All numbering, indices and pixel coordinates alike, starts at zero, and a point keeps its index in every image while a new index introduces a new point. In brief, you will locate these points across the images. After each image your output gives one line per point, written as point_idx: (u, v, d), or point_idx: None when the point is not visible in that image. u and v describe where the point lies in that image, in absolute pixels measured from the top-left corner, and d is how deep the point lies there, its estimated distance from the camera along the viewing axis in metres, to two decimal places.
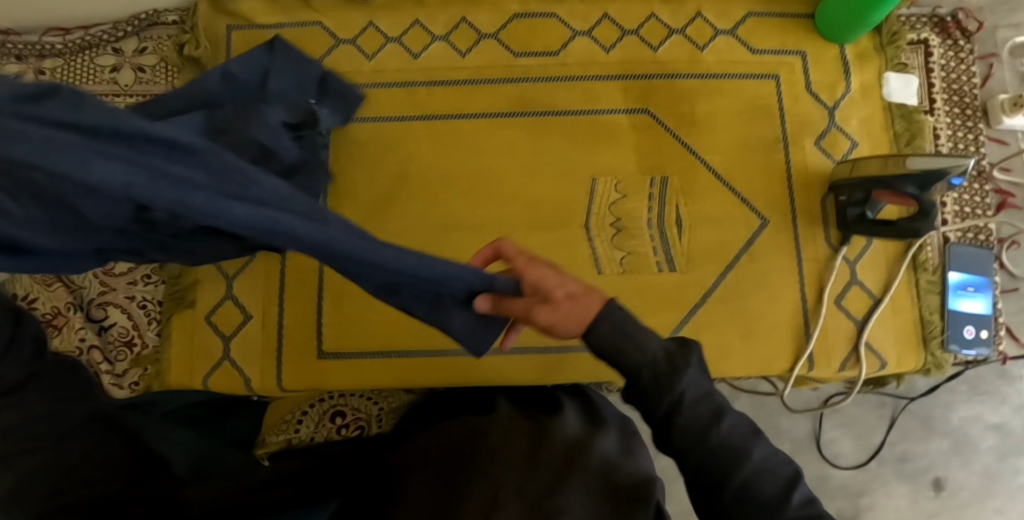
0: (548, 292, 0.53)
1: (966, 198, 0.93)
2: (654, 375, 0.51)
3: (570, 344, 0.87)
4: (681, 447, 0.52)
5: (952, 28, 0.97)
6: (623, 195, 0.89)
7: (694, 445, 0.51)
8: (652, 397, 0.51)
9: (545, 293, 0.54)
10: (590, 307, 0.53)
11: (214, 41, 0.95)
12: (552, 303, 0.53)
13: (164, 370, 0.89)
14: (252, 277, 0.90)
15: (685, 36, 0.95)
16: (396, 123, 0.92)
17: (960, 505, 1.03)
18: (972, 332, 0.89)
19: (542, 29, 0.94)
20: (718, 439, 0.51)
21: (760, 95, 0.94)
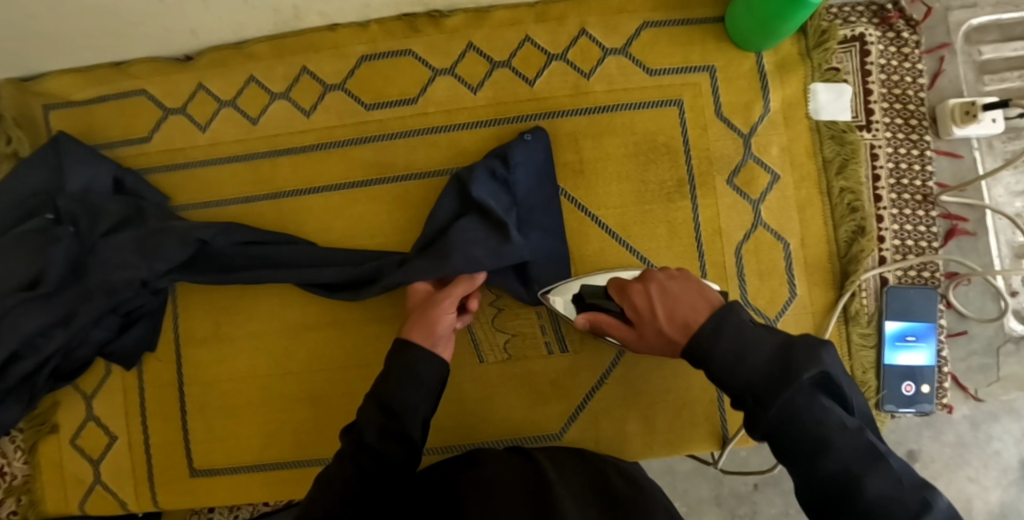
0: (649, 333, 0.62)
1: (909, 229, 0.80)
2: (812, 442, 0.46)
3: (455, 445, 0.78)
4: (790, 443, 0.48)
5: (893, 19, 0.81)
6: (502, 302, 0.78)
7: (800, 443, 0.47)
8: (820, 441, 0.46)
9: (656, 335, 0.61)
10: (710, 306, 0.57)
11: (32, 128, 0.84)
12: (668, 334, 0.59)
13: (38, 499, 0.82)
14: (112, 393, 0.82)
15: (568, 62, 0.80)
16: (240, 205, 0.82)
17: (932, 476, 0.83)
18: (911, 388, 0.78)
19: (397, 72, 0.80)
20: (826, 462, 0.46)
21: (658, 128, 0.80)
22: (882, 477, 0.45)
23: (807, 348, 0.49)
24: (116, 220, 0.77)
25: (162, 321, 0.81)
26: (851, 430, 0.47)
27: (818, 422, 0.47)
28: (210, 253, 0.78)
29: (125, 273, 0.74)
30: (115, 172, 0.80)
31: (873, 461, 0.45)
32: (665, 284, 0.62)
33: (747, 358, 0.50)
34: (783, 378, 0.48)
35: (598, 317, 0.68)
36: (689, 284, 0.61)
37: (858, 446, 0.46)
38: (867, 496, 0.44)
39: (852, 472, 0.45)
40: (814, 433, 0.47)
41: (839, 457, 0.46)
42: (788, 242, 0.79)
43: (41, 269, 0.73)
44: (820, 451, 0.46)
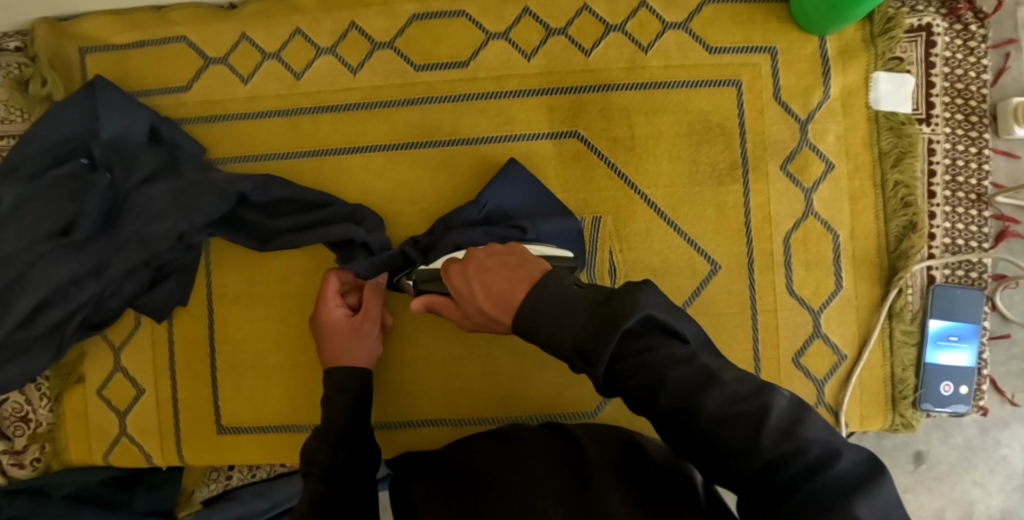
0: (472, 311, 0.59)
1: (960, 228, 0.78)
2: (649, 386, 0.43)
3: (489, 418, 0.77)
4: (635, 395, 0.44)
5: (962, 11, 0.79)
6: None
7: (645, 393, 0.44)
8: (656, 384, 0.43)
9: (479, 311, 0.59)
10: (525, 282, 0.53)
11: (67, 71, 0.81)
12: (488, 311, 0.56)
13: (63, 449, 0.81)
14: (142, 345, 0.81)
15: (626, 34, 0.78)
16: (279, 161, 0.79)
17: (939, 478, 0.83)
18: (950, 388, 0.77)
19: (447, 34, 0.78)
20: (668, 401, 0.43)
21: (713, 108, 0.78)
22: (720, 395, 0.42)
23: (624, 297, 0.44)
24: (150, 169, 0.75)
25: (193, 277, 0.79)
26: (682, 358, 0.44)
27: (650, 364, 0.43)
28: (248, 208, 0.76)
29: (160, 227, 0.72)
30: (152, 120, 0.78)
31: (708, 382, 0.42)
32: (482, 260, 0.59)
33: (570, 326, 0.46)
34: (605, 336, 0.43)
35: (431, 298, 0.66)
36: (510, 258, 0.58)
37: (692, 370, 0.43)
38: (711, 420, 0.42)
39: (692, 399, 0.42)
40: (646, 376, 0.43)
41: (678, 389, 0.43)
42: (837, 234, 0.78)
43: (72, 218, 0.72)
44: (661, 391, 0.43)
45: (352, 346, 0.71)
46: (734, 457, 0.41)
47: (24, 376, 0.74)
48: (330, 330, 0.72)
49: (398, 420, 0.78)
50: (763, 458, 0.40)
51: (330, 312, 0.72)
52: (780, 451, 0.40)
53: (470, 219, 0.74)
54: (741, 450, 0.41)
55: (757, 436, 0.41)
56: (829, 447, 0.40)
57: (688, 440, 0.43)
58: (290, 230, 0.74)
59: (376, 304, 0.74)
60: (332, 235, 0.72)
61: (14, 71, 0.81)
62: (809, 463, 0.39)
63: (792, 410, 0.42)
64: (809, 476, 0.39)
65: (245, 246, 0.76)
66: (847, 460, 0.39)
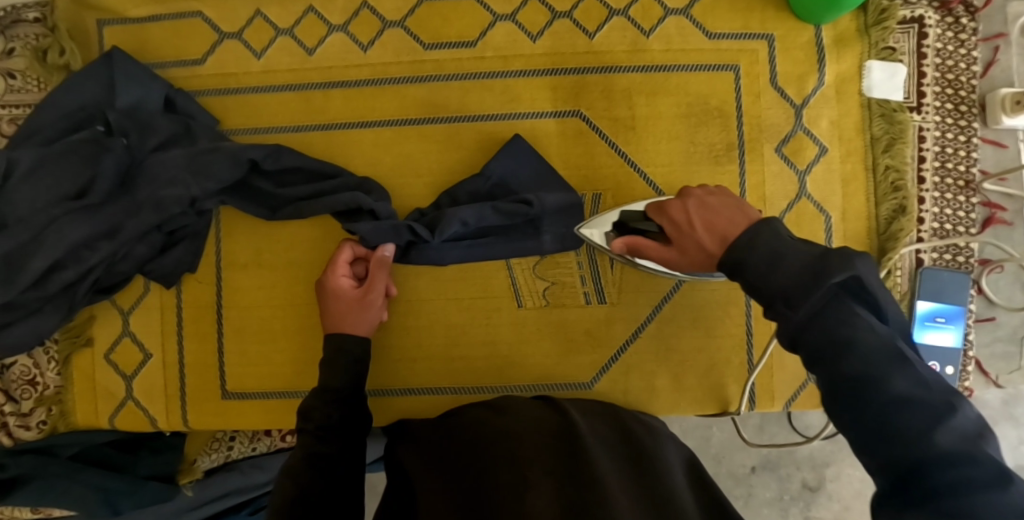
0: (687, 247, 0.58)
1: (948, 213, 0.81)
2: (836, 345, 0.43)
3: (488, 386, 0.80)
4: (813, 351, 0.44)
5: (953, 4, 0.81)
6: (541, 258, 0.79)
7: (829, 352, 0.43)
8: (842, 346, 0.43)
9: (690, 249, 0.59)
10: (749, 219, 0.55)
11: (85, 42, 0.83)
12: (703, 246, 0.56)
13: (69, 410, 0.83)
14: (150, 310, 0.83)
15: (628, 18, 0.81)
16: (290, 134, 0.82)
17: None
18: (936, 368, 0.79)
19: (456, 14, 0.81)
20: (848, 366, 0.43)
21: (712, 91, 0.80)
22: (906, 377, 0.42)
23: (840, 255, 0.44)
24: (165, 138, 0.78)
25: (203, 244, 0.81)
26: (881, 334, 0.43)
27: (846, 325, 0.43)
28: (260, 178, 0.78)
29: (172, 192, 0.74)
30: (166, 91, 0.80)
31: (900, 363, 0.42)
32: (703, 198, 0.60)
33: (776, 271, 0.46)
34: (811, 287, 0.43)
35: (631, 238, 0.67)
36: (730, 199, 0.59)
37: (884, 347, 0.42)
38: (888, 397, 0.41)
39: (875, 372, 0.42)
40: (839, 334, 0.43)
41: (865, 360, 0.42)
42: (829, 215, 0.80)
43: (89, 181, 0.74)
44: (840, 354, 0.43)
45: (351, 315, 0.72)
46: (895, 439, 0.40)
47: (34, 336, 0.76)
48: (335, 297, 0.73)
49: (398, 387, 0.80)
50: (933, 453, 0.39)
51: (337, 281, 0.74)
52: (951, 451, 0.39)
53: (474, 192, 0.78)
54: (907, 436, 0.40)
55: (933, 428, 0.39)
56: (1005, 472, 0.37)
57: (853, 413, 0.43)
58: (299, 197, 0.77)
59: (381, 278, 0.74)
60: (338, 205, 0.75)
61: (34, 41, 0.83)
62: (976, 475, 0.37)
63: (976, 425, 0.40)
64: (973, 483, 0.37)
65: (255, 214, 0.78)
66: (1021, 487, 0.37)
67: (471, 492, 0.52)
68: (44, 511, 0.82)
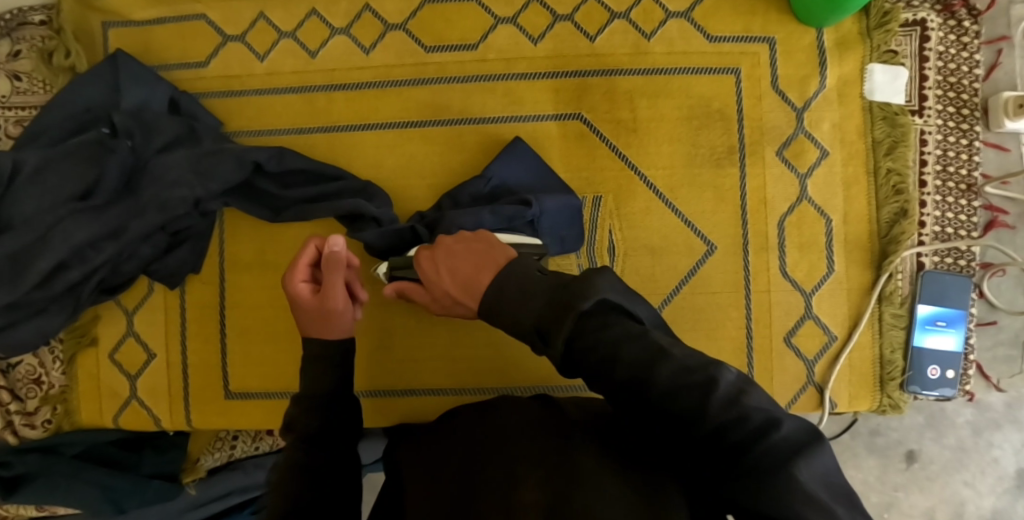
0: (438, 294, 0.64)
1: (950, 217, 0.81)
2: (612, 354, 0.44)
3: (488, 387, 0.80)
4: (597, 371, 0.45)
5: (956, 7, 0.81)
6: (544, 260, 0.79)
7: (614, 368, 0.44)
8: (629, 359, 0.44)
9: (445, 295, 0.64)
10: (491, 267, 0.59)
11: (90, 44, 0.84)
12: (452, 293, 0.62)
13: (74, 409, 0.84)
14: (154, 310, 0.84)
15: (630, 21, 0.81)
16: (292, 135, 0.82)
17: (929, 477, 0.86)
18: (937, 372, 0.79)
19: (458, 17, 0.81)
20: (623, 373, 0.44)
21: (713, 94, 0.80)
22: (668, 366, 0.43)
23: (581, 281, 0.47)
24: (170, 138, 0.78)
25: (207, 245, 0.82)
26: (633, 336, 0.45)
27: (606, 339, 0.45)
28: (263, 179, 0.79)
29: (175, 193, 0.75)
30: (172, 93, 0.81)
31: (656, 358, 0.43)
32: (451, 247, 0.65)
33: (526, 305, 0.50)
34: (561, 313, 0.47)
35: (402, 284, 0.69)
36: (477, 244, 0.63)
37: (639, 348, 0.44)
38: (661, 390, 0.42)
39: (644, 372, 0.44)
40: (605, 350, 0.45)
41: (629, 364, 0.44)
42: (830, 218, 0.80)
43: (95, 181, 0.75)
44: (615, 364, 0.44)
45: (320, 320, 0.65)
46: (687, 426, 0.41)
47: (39, 335, 0.77)
48: (299, 304, 0.66)
49: (400, 387, 0.80)
50: (709, 426, 0.40)
51: (295, 288, 0.67)
52: (725, 419, 0.40)
53: (475, 194, 0.77)
54: (689, 419, 0.41)
55: (705, 405, 0.41)
56: (772, 416, 0.40)
57: (643, 411, 0.44)
58: (302, 199, 0.77)
59: (337, 274, 0.66)
60: (340, 207, 0.75)
61: (41, 43, 0.84)
62: (753, 431, 0.39)
63: (738, 383, 0.42)
64: (758, 442, 0.39)
65: (258, 215, 0.79)
66: (789, 428, 0.39)
67: (459, 493, 0.48)
68: (49, 509, 0.83)
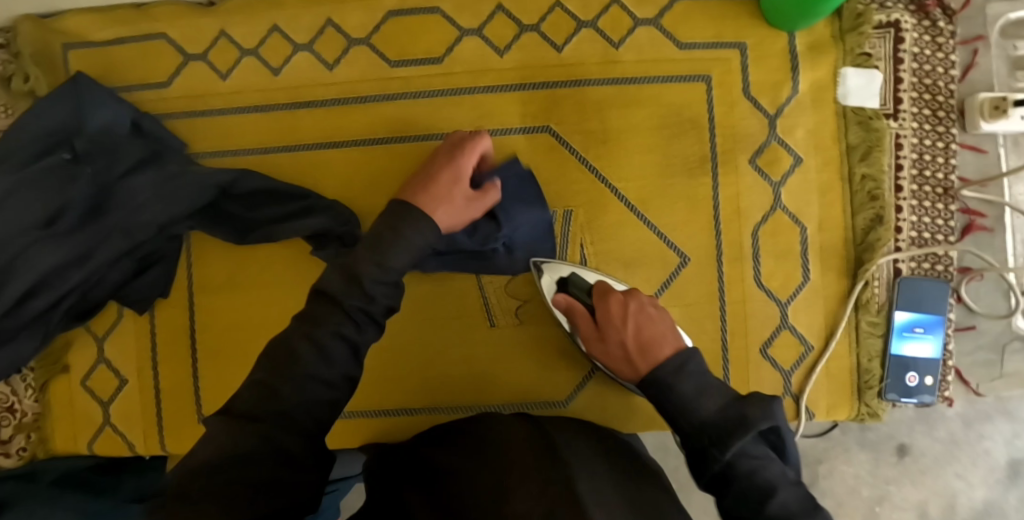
0: (612, 340, 0.66)
1: (927, 221, 0.80)
2: (700, 417, 0.54)
3: (461, 405, 0.79)
4: (673, 414, 0.56)
5: (930, 7, 0.80)
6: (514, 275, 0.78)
7: (684, 416, 0.55)
8: (711, 422, 0.53)
9: (615, 347, 0.66)
10: (674, 344, 0.62)
11: (48, 65, 0.82)
12: (629, 351, 0.63)
13: (48, 437, 0.83)
14: (124, 335, 0.83)
15: (597, 30, 0.79)
16: (258, 155, 0.81)
17: (921, 469, 0.85)
18: (915, 379, 0.78)
19: (423, 30, 0.80)
20: (707, 422, 0.53)
21: (684, 102, 0.79)
22: (747, 452, 0.52)
23: (681, 356, 0.58)
24: (133, 162, 0.76)
25: (175, 267, 0.81)
26: (728, 413, 0.53)
27: (699, 402, 0.54)
28: (229, 201, 0.78)
29: (144, 219, 0.74)
30: (134, 116, 0.79)
31: (745, 443, 0.52)
32: (644, 306, 0.67)
33: (710, 404, 0.54)
34: (676, 372, 0.57)
35: (573, 302, 0.72)
36: (654, 313, 0.66)
37: (737, 429, 0.52)
38: (731, 462, 0.51)
39: (717, 440, 0.52)
40: (694, 400, 0.55)
41: (716, 426, 0.53)
42: (805, 227, 0.79)
43: (58, 208, 0.72)
44: (693, 419, 0.54)
45: (446, 200, 0.66)
46: (738, 493, 0.51)
47: (11, 365, 0.75)
48: (440, 176, 0.67)
49: (372, 408, 0.80)
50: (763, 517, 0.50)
51: (465, 162, 0.69)
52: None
53: None
54: (741, 490, 0.51)
55: (773, 498, 0.50)
56: None
57: (702, 463, 0.53)
58: (272, 218, 0.77)
59: (489, 201, 0.70)
60: (308, 230, 0.74)
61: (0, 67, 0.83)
62: None
63: (804, 506, 0.50)
64: None
65: (227, 238, 0.78)
66: None
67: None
68: None
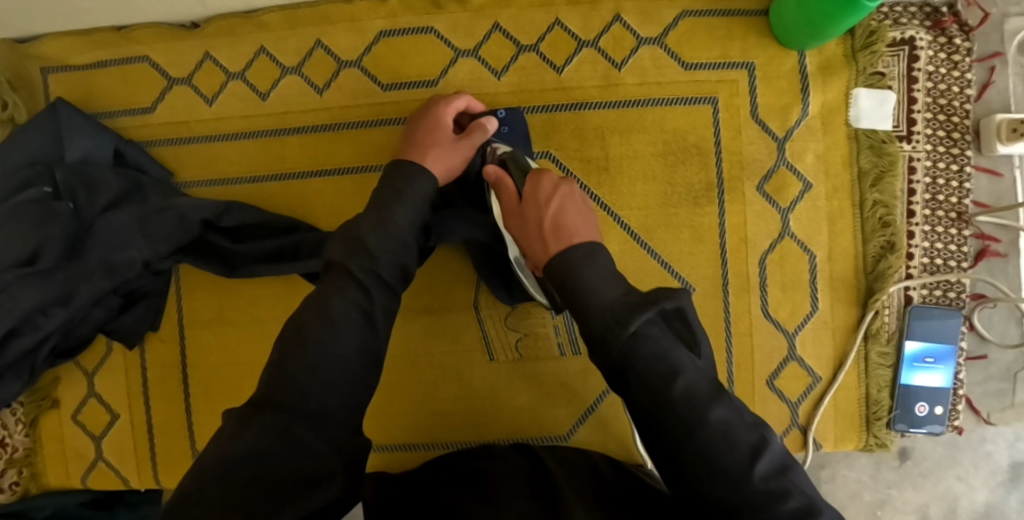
0: (529, 217, 0.61)
1: (939, 247, 0.77)
2: (600, 310, 0.51)
3: (463, 441, 0.77)
4: (580, 309, 0.53)
5: (946, 24, 0.76)
6: (513, 308, 0.76)
7: (586, 307, 0.52)
8: (606, 309, 0.51)
9: (530, 222, 0.61)
10: (596, 234, 0.59)
11: (29, 93, 0.79)
12: (544, 229, 0.59)
13: (41, 472, 0.82)
14: (115, 369, 0.81)
15: (599, 50, 0.76)
16: (247, 184, 0.78)
17: (923, 473, 0.82)
18: (925, 409, 0.76)
19: (415, 52, 0.76)
20: (604, 311, 0.51)
21: (689, 127, 0.76)
22: (648, 331, 0.49)
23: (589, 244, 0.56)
24: (116, 195, 0.73)
25: (164, 301, 0.79)
26: (625, 299, 0.51)
27: (597, 288, 0.53)
28: (216, 233, 0.75)
29: (128, 255, 0.71)
30: (116, 144, 0.76)
31: (646, 322, 0.49)
32: (572, 192, 0.62)
33: (615, 291, 0.52)
34: (584, 253, 0.55)
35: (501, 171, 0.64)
36: (583, 204, 0.62)
37: (630, 307, 0.50)
38: (629, 348, 0.49)
39: (614, 323, 0.50)
40: (594, 283, 0.53)
41: (611, 313, 0.50)
42: (814, 255, 0.77)
43: (39, 245, 0.69)
44: (591, 307, 0.52)
45: (432, 152, 0.65)
46: (638, 383, 0.48)
47: None
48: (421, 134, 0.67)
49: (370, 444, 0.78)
50: (662, 402, 0.46)
51: (443, 118, 0.68)
52: (682, 406, 0.46)
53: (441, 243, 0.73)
54: (644, 378, 0.47)
55: (671, 382, 0.47)
56: (722, 419, 0.46)
57: (604, 356, 0.50)
58: (260, 253, 0.74)
59: (478, 140, 0.67)
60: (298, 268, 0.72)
61: None
62: (701, 418, 0.46)
63: (706, 393, 0.47)
64: (689, 418, 0.46)
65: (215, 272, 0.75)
66: (725, 419, 0.46)
67: None
68: None
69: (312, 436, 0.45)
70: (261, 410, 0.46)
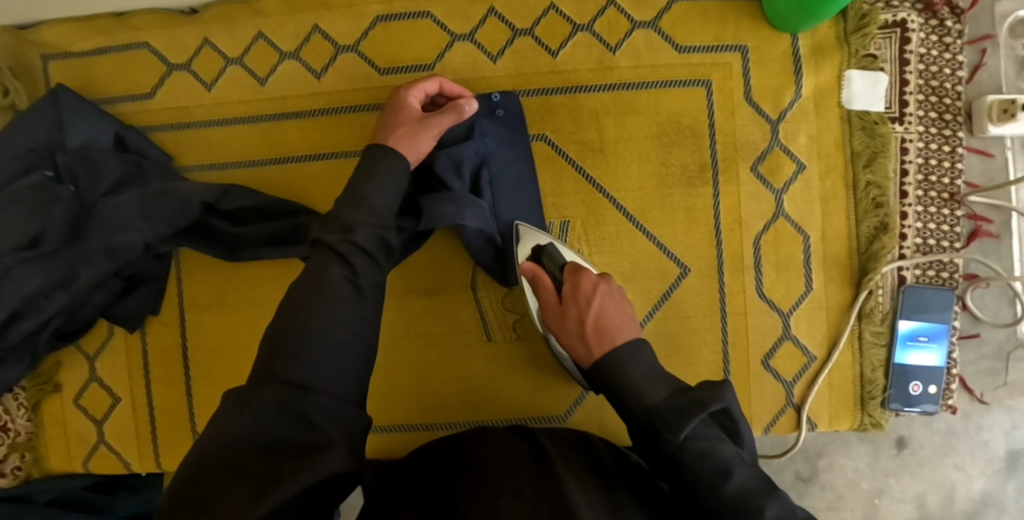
0: (570, 315, 0.64)
1: (932, 228, 0.78)
2: (650, 406, 0.55)
3: (461, 421, 0.78)
4: (628, 401, 0.56)
5: (938, 6, 0.77)
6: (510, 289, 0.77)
7: (635, 402, 0.56)
8: (657, 404, 0.55)
9: (570, 321, 0.64)
10: (632, 333, 0.62)
11: (29, 80, 0.80)
12: (585, 330, 0.63)
13: (43, 456, 0.82)
14: (116, 353, 0.82)
15: (594, 34, 0.76)
16: (246, 168, 0.79)
17: (920, 461, 0.82)
18: (918, 388, 0.77)
19: (412, 36, 0.77)
20: (654, 404, 0.55)
21: (683, 109, 0.77)
22: (696, 432, 0.53)
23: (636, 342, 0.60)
24: (117, 179, 0.74)
25: (165, 285, 0.79)
26: (672, 395, 0.55)
27: (646, 385, 0.56)
28: (216, 217, 0.76)
29: (128, 238, 0.71)
30: (116, 129, 0.77)
31: (693, 413, 0.53)
32: (611, 289, 0.65)
33: (658, 391, 0.56)
34: (631, 347, 0.59)
35: (540, 270, 0.68)
36: (623, 304, 0.65)
37: (680, 403, 0.54)
38: (678, 445, 0.53)
39: (663, 423, 0.54)
40: (640, 380, 0.57)
41: (663, 412, 0.54)
42: (808, 236, 0.77)
43: (41, 229, 0.69)
44: (640, 401, 0.56)
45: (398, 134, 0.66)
46: (689, 480, 0.52)
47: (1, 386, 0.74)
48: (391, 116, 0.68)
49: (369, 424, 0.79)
50: (715, 495, 0.51)
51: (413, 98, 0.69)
52: (732, 502, 0.50)
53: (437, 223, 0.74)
54: (696, 480, 0.52)
55: (722, 482, 0.51)
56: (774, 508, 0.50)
57: (656, 450, 0.54)
58: (260, 236, 0.75)
59: (447, 121, 0.68)
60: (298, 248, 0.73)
61: None
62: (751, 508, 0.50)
63: (756, 486, 0.52)
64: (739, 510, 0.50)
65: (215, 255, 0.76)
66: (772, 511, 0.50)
67: None
68: None
69: (310, 406, 0.46)
70: (260, 383, 0.47)
